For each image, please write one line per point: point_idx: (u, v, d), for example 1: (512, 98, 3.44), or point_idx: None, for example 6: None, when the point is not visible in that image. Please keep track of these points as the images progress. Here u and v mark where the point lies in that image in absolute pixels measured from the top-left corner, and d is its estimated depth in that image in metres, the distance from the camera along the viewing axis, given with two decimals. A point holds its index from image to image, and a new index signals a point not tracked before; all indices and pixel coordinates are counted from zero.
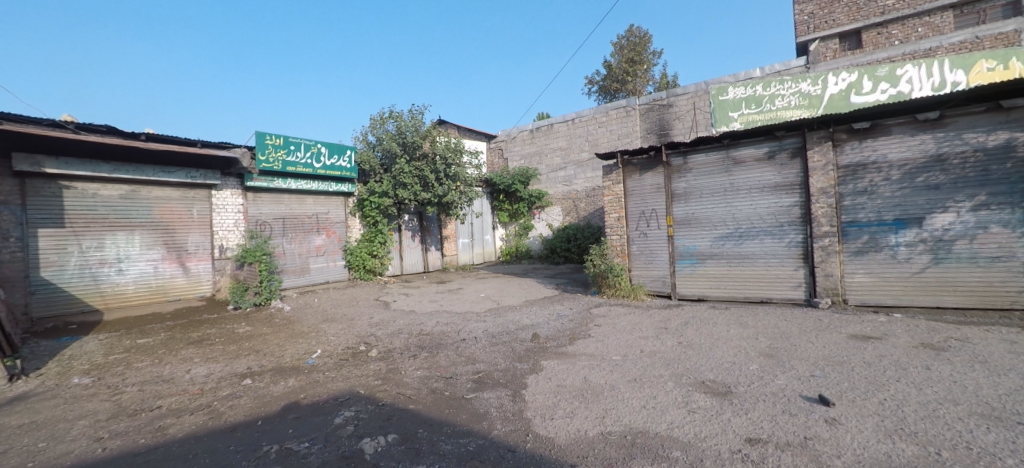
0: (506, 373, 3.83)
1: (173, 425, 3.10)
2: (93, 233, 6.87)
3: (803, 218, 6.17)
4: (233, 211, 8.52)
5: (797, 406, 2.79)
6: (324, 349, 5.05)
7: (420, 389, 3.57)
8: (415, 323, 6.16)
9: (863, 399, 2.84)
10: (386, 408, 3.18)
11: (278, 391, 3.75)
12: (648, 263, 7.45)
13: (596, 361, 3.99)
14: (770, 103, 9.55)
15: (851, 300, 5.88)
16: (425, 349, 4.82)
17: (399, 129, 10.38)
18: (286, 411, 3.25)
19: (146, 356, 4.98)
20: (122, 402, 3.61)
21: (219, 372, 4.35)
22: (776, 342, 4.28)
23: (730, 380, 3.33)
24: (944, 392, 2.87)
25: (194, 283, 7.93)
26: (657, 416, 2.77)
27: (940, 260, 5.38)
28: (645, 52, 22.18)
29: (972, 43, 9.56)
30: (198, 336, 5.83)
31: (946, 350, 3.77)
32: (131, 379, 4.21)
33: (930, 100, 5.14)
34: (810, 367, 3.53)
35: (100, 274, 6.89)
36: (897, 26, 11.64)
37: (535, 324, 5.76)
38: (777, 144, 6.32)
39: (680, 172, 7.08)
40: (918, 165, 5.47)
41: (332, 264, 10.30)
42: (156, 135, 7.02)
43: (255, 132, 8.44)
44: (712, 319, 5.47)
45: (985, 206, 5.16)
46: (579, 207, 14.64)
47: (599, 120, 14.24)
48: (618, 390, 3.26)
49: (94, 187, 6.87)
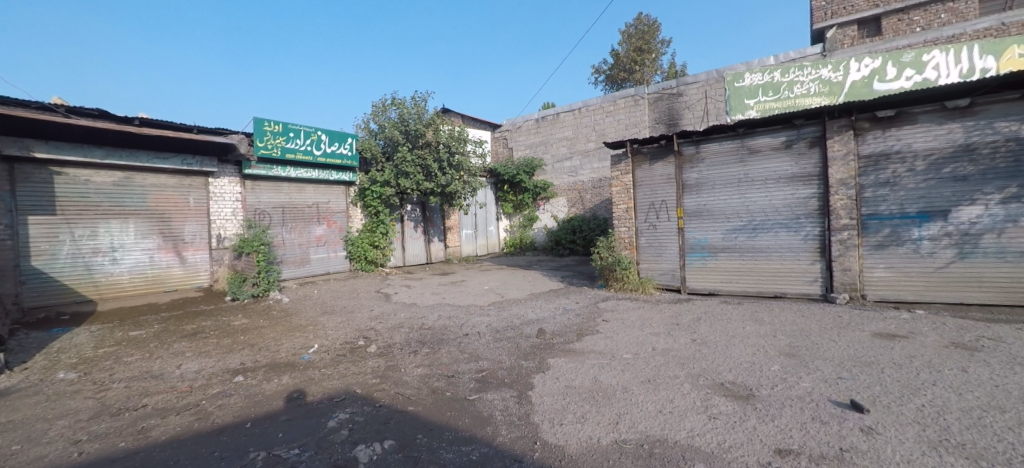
0: (511, 372, 3.62)
1: (157, 427, 2.92)
2: (86, 221, 6.69)
3: (821, 210, 5.88)
4: (231, 200, 8.33)
5: (827, 412, 2.55)
6: (321, 343, 4.87)
7: (420, 389, 3.37)
8: (417, 317, 5.97)
9: (898, 405, 2.59)
10: (383, 410, 2.99)
11: (270, 389, 3.57)
12: (656, 255, 7.21)
13: (606, 360, 3.77)
14: (789, 90, 9.09)
15: (870, 296, 5.62)
16: (426, 344, 4.62)
17: (402, 117, 10.05)
18: (277, 412, 3.07)
19: (136, 349, 4.82)
20: (106, 400, 3.44)
21: (210, 368, 4.17)
22: (796, 341, 4.04)
23: (752, 382, 3.10)
24: (988, 398, 2.62)
25: (191, 274, 7.76)
26: (675, 423, 2.55)
27: (966, 255, 5.11)
28: (654, 41, 21.69)
29: (998, 29, 9.10)
30: (192, 329, 5.66)
31: (981, 351, 3.52)
32: (119, 374, 4.04)
33: (962, 87, 4.83)
34: (836, 368, 3.28)
35: (93, 263, 6.73)
36: (919, 12, 11.18)
37: (541, 318, 5.55)
38: (795, 132, 6.02)
39: (692, 161, 6.80)
40: (947, 154, 5.16)
41: (333, 255, 10.09)
42: (150, 120, 6.91)
43: (253, 118, 8.21)
44: (726, 314, 5.24)
45: (1016, 198, 4.87)
46: (584, 198, 14.36)
47: (606, 109, 13.90)
48: (631, 392, 3.04)
49: (85, 174, 6.66)
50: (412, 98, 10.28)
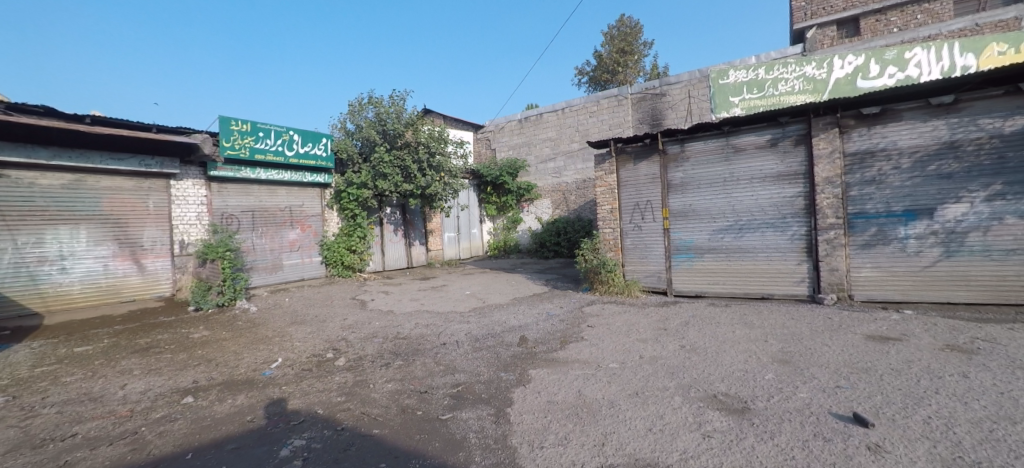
0: (489, 386, 3.35)
1: (82, 460, 2.56)
2: (31, 227, 6.18)
3: (807, 209, 5.78)
4: (196, 203, 7.86)
5: (830, 428, 2.35)
6: (286, 357, 4.51)
7: (388, 408, 3.07)
8: (392, 326, 5.64)
9: (903, 418, 2.41)
10: (345, 434, 2.69)
11: (222, 411, 3.22)
12: (642, 257, 7.03)
13: (591, 370, 3.54)
14: (773, 87, 9.12)
15: (858, 296, 5.53)
16: (400, 356, 4.32)
17: (379, 116, 9.71)
18: (225, 439, 2.74)
19: (78, 368, 4.39)
20: (31, 429, 3.04)
21: (158, 388, 3.79)
22: (788, 345, 3.87)
23: (746, 393, 2.90)
24: (996, 408, 2.45)
25: (151, 283, 7.25)
26: (666, 443, 2.32)
27: (952, 253, 5.06)
28: (636, 42, 21.77)
29: (972, 29, 9.24)
30: (145, 343, 5.21)
31: (978, 354, 3.40)
32: (52, 398, 3.62)
33: (945, 84, 4.78)
34: (833, 376, 3.11)
35: (39, 273, 6.21)
36: (896, 12, 11.42)
37: (523, 325, 5.29)
38: (780, 130, 5.93)
39: (677, 161, 6.66)
40: (931, 152, 5.12)
41: (307, 260, 9.66)
42: (103, 118, 6.50)
43: (218, 117, 7.75)
44: (714, 318, 5.07)
45: (1000, 195, 4.84)
46: (569, 200, 14.18)
47: (589, 109, 13.78)
48: (619, 407, 2.80)
49: (30, 176, 6.14)
50: (390, 97, 9.94)
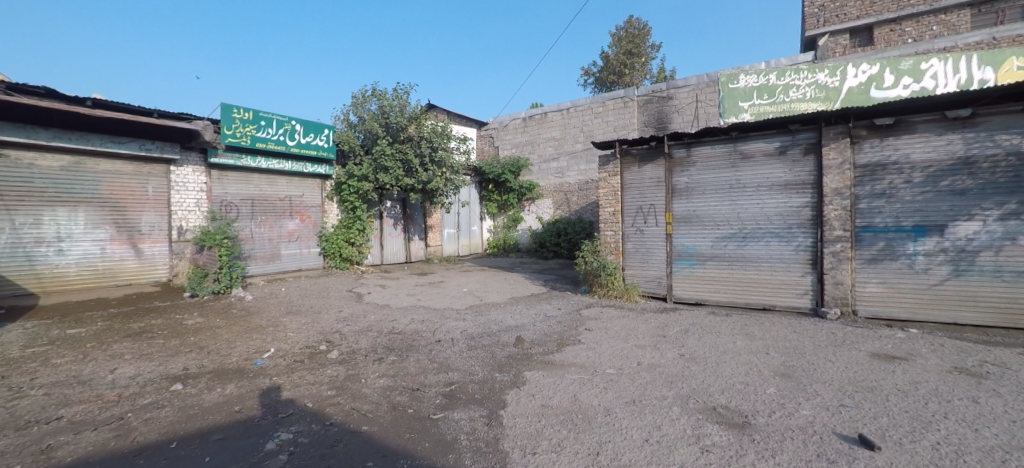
0: (483, 386, 3.28)
1: (64, 445, 2.49)
2: (29, 208, 6.12)
3: (813, 220, 5.69)
4: (195, 190, 7.78)
5: (834, 449, 2.27)
6: (278, 347, 4.44)
7: (379, 404, 2.99)
8: (388, 320, 5.58)
9: (911, 442, 2.34)
10: (334, 430, 2.62)
11: (210, 400, 3.15)
12: (643, 262, 6.95)
13: (587, 375, 3.46)
14: (784, 93, 9.09)
15: (862, 312, 5.45)
16: (393, 352, 4.24)
17: (383, 109, 9.60)
18: (211, 430, 2.66)
19: (69, 350, 4.33)
20: (16, 411, 2.97)
21: (148, 374, 3.72)
22: (790, 359, 3.79)
23: (746, 407, 2.83)
24: (1007, 436, 2.37)
25: (148, 267, 7.18)
26: (664, 456, 2.24)
27: (961, 272, 4.97)
28: (644, 44, 21.66)
29: (989, 43, 9.12)
30: (138, 327, 5.15)
31: (987, 378, 3.32)
32: (40, 379, 3.56)
33: (962, 96, 4.69)
34: (838, 394, 3.03)
35: (35, 254, 6.16)
36: (911, 23, 11.26)
37: (520, 325, 5.22)
38: (789, 138, 5.83)
39: (683, 165, 6.57)
40: (944, 167, 5.01)
41: (305, 251, 9.61)
42: (104, 101, 6.42)
43: (221, 104, 7.68)
44: (714, 327, 5.00)
45: (1014, 215, 4.74)
46: (571, 200, 14.09)
47: (595, 110, 13.68)
48: (616, 416, 2.73)
49: (31, 156, 6.08)
50: (394, 90, 9.84)
